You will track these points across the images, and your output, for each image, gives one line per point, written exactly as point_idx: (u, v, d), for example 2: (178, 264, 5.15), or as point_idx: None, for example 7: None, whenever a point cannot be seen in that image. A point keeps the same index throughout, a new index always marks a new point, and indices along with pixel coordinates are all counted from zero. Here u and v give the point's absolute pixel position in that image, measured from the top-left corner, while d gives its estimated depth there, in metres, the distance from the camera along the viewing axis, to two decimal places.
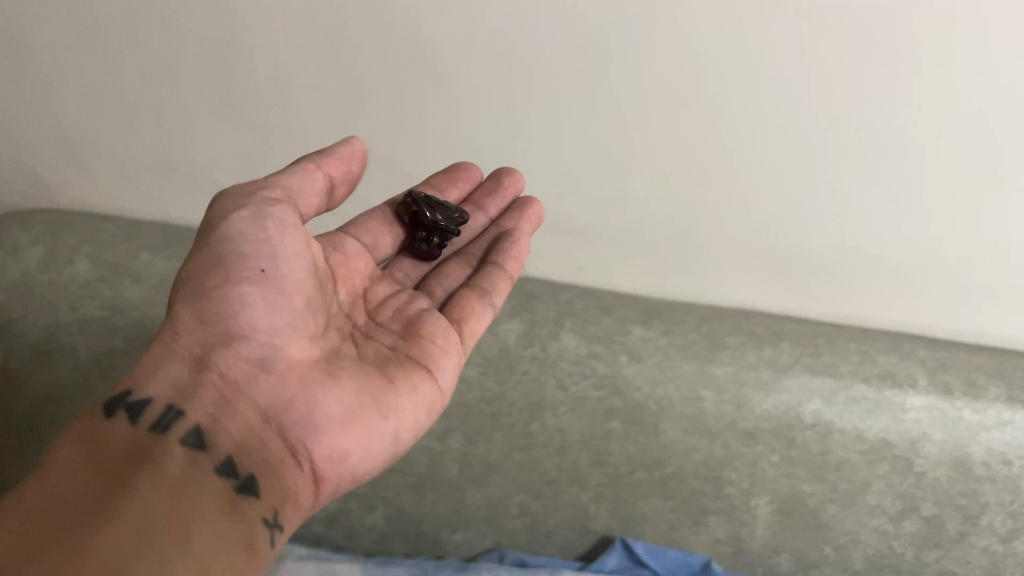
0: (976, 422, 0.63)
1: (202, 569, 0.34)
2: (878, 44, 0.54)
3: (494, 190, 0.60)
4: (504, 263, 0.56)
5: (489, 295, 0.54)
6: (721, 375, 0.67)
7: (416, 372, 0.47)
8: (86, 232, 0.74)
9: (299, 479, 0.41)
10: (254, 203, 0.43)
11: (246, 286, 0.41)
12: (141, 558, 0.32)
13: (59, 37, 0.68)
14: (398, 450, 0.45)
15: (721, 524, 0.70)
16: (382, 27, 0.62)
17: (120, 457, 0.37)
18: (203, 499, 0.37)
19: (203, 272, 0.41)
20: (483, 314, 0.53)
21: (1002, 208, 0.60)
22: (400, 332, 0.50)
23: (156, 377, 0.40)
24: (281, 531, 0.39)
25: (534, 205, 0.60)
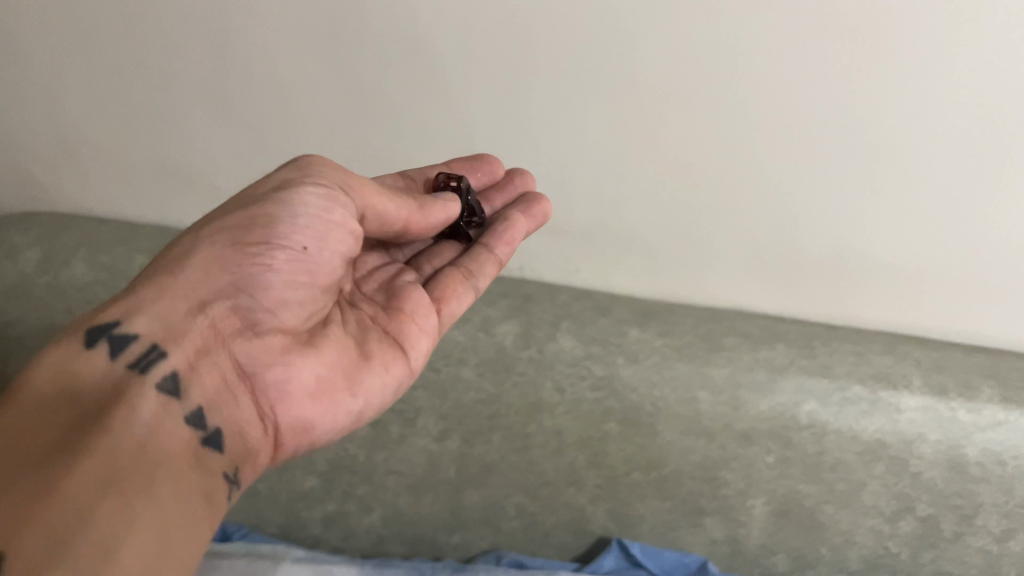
0: (971, 423, 0.63)
1: (163, 520, 0.32)
2: (870, 44, 0.55)
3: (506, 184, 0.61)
4: (493, 247, 0.56)
5: (474, 278, 0.55)
6: (718, 376, 0.67)
7: (391, 350, 0.48)
8: (83, 234, 0.75)
9: (262, 440, 0.41)
10: (332, 188, 0.43)
11: (278, 250, 0.41)
12: (104, 505, 0.31)
13: (56, 39, 0.68)
14: (358, 426, 0.46)
15: (718, 525, 0.70)
16: (378, 30, 0.62)
17: (92, 398, 0.35)
18: (170, 447, 0.35)
19: (245, 225, 0.41)
20: (463, 296, 0.54)
21: (995, 208, 0.60)
22: (382, 304, 0.51)
23: (145, 313, 0.38)
24: (238, 488, 0.38)
25: (541, 202, 0.60)
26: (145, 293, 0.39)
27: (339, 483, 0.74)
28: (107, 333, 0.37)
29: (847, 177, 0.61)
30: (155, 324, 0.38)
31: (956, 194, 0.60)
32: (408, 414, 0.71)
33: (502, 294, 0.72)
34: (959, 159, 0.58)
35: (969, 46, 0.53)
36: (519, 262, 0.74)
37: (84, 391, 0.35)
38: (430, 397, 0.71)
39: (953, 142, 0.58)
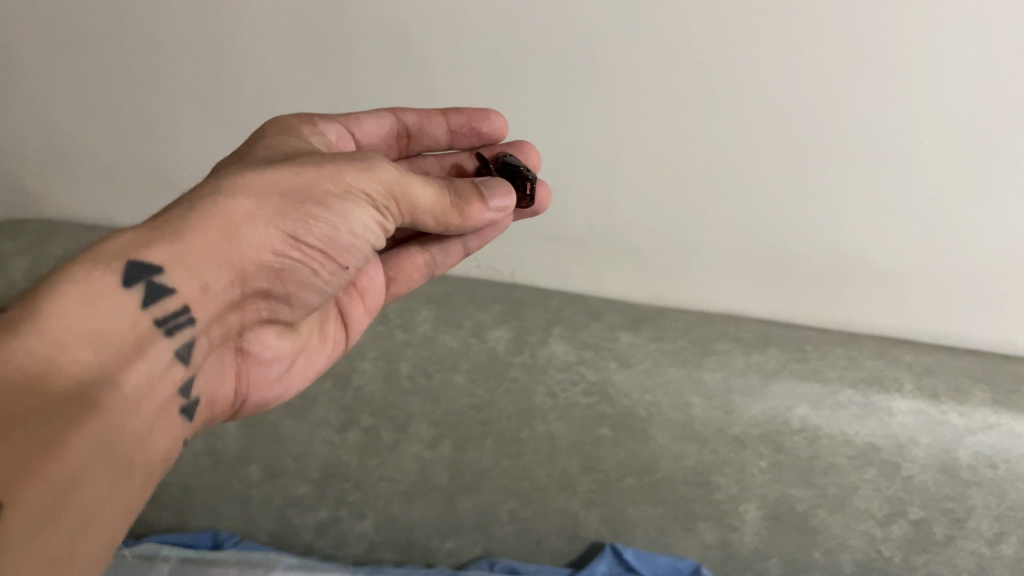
0: (962, 426, 0.63)
1: (133, 475, 0.33)
2: (856, 50, 0.55)
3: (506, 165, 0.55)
4: (469, 240, 0.54)
5: (436, 261, 0.55)
6: (710, 380, 0.67)
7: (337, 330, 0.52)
8: (71, 241, 0.74)
9: (225, 403, 0.45)
10: (388, 211, 0.42)
11: (320, 257, 0.42)
12: (102, 457, 0.31)
13: (45, 46, 0.68)
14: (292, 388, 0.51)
15: (711, 530, 0.70)
16: (370, 36, 0.62)
17: (113, 343, 0.34)
18: (155, 401, 0.36)
19: (305, 225, 0.40)
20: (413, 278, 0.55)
21: (982, 211, 0.60)
22: None
23: (186, 268, 0.38)
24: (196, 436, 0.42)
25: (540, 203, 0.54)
26: (187, 246, 0.38)
27: (331, 490, 0.74)
28: (146, 278, 0.36)
29: (836, 182, 0.61)
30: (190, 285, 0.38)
31: (944, 198, 0.60)
32: (400, 420, 0.71)
33: (496, 299, 0.72)
34: (946, 163, 0.58)
35: (953, 51, 0.54)
36: (512, 266, 0.74)
37: (110, 327, 0.34)
38: (422, 402, 0.71)
39: (941, 145, 0.58)
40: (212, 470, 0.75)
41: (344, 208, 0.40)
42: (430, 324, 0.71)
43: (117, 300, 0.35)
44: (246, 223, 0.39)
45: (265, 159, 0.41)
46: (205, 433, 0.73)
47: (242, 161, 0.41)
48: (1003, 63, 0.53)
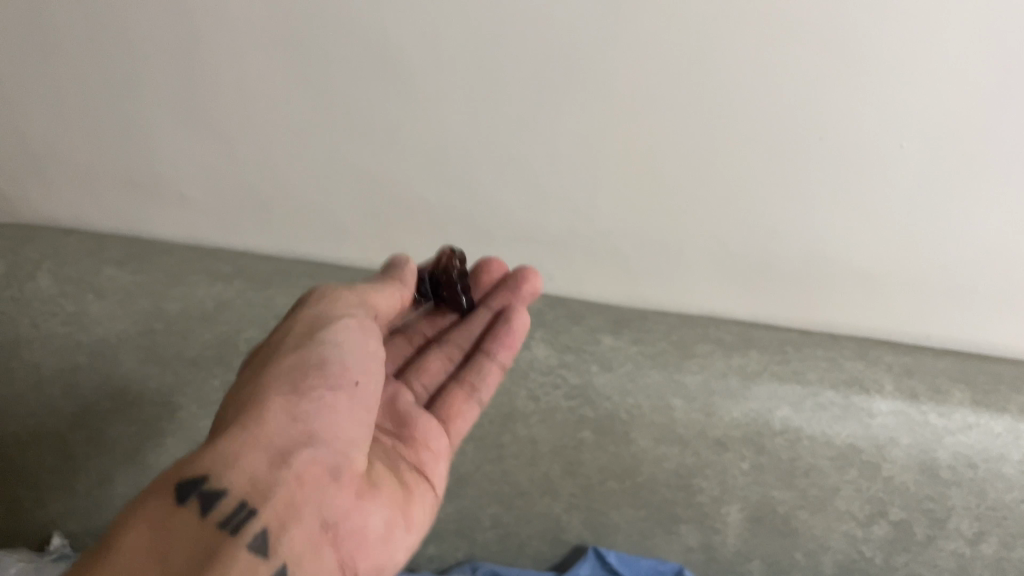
0: (941, 426, 0.63)
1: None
2: (835, 55, 0.56)
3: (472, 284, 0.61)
4: (494, 353, 0.58)
5: (478, 392, 0.58)
6: (691, 383, 0.66)
7: (418, 482, 0.50)
8: (47, 246, 0.72)
9: None
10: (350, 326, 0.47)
11: (332, 392, 0.44)
12: None
13: (17, 50, 0.68)
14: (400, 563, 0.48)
15: (693, 533, 0.69)
16: (348, 36, 0.62)
17: (177, 540, 0.37)
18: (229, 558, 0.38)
19: (293, 375, 0.44)
20: (472, 416, 0.57)
21: (959, 212, 0.60)
22: (394, 431, 0.53)
23: (233, 469, 0.40)
24: None
25: (530, 277, 0.60)
26: (230, 455, 0.40)
27: None
28: (210, 500, 0.39)
29: (817, 186, 0.62)
30: (249, 483, 0.40)
31: (921, 199, 0.61)
32: None
33: None
34: (925, 164, 0.59)
35: (928, 53, 0.54)
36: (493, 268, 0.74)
37: (173, 530, 0.38)
38: None
39: (920, 147, 0.58)
40: None
41: (330, 332, 0.46)
42: None
43: (185, 521, 0.38)
44: (270, 404, 0.43)
45: (256, 370, 0.45)
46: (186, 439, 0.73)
47: (246, 380, 0.45)
48: (980, 66, 0.54)
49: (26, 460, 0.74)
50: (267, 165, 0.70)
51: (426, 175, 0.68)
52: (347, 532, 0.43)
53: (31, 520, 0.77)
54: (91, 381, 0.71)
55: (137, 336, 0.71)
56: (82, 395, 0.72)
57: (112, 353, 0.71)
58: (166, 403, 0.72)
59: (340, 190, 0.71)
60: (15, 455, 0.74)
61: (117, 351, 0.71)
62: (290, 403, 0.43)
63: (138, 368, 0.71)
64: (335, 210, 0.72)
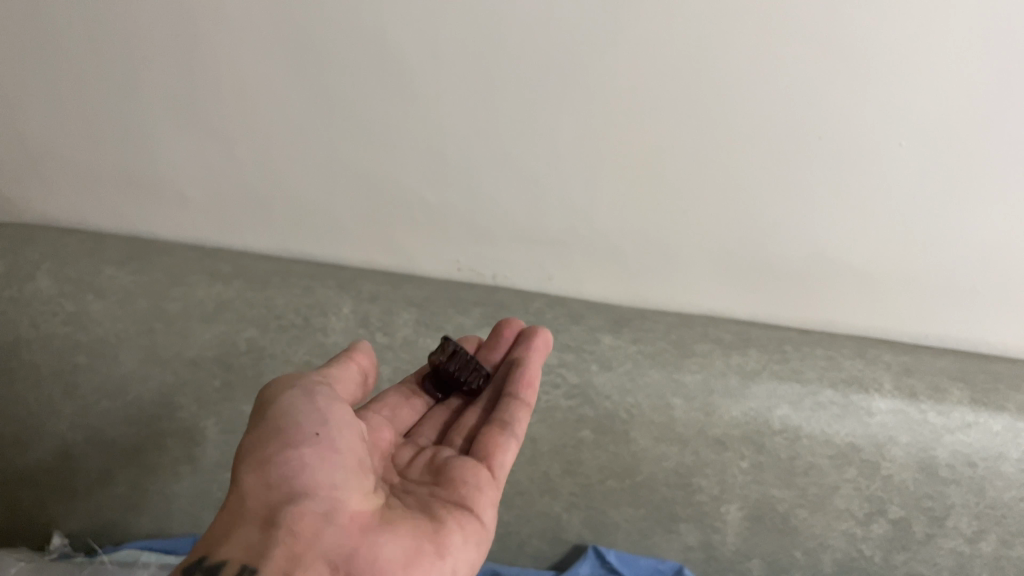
0: (940, 424, 0.63)
1: None
2: (834, 56, 0.56)
3: (495, 342, 0.60)
4: (520, 393, 0.53)
5: (512, 427, 0.51)
6: (690, 382, 0.67)
7: (456, 511, 0.45)
8: (47, 247, 0.72)
9: None
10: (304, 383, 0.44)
11: (302, 447, 0.41)
12: None
13: (16, 50, 0.68)
14: None
15: (693, 531, 0.69)
16: (348, 36, 0.62)
17: None
18: None
19: (257, 444, 0.42)
20: (510, 449, 0.50)
21: (959, 211, 0.61)
22: (432, 481, 0.48)
23: (230, 541, 0.39)
24: None
25: (539, 333, 0.58)
26: (224, 534, 0.40)
27: None
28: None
29: (816, 186, 0.62)
30: (245, 550, 0.39)
31: (920, 199, 0.61)
32: None
33: (476, 302, 0.71)
34: (924, 164, 0.59)
35: (927, 53, 0.55)
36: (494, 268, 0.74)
37: None
38: None
39: (919, 147, 0.58)
40: (191, 478, 0.73)
41: (282, 397, 0.44)
42: (410, 327, 0.71)
43: None
44: (241, 476, 0.41)
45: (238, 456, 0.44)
46: (184, 440, 0.72)
47: None
48: (979, 66, 0.54)
49: (22, 461, 0.73)
50: (268, 165, 0.70)
51: (426, 175, 0.69)
52: (359, 568, 0.39)
53: (28, 522, 0.76)
54: (90, 380, 0.71)
55: (137, 336, 0.71)
56: (80, 395, 0.71)
57: (112, 352, 0.71)
58: (166, 404, 0.71)
59: (340, 190, 0.71)
60: (12, 456, 0.73)
61: (116, 351, 0.71)
62: (257, 470, 0.41)
63: (137, 367, 0.71)
64: (335, 210, 0.72)
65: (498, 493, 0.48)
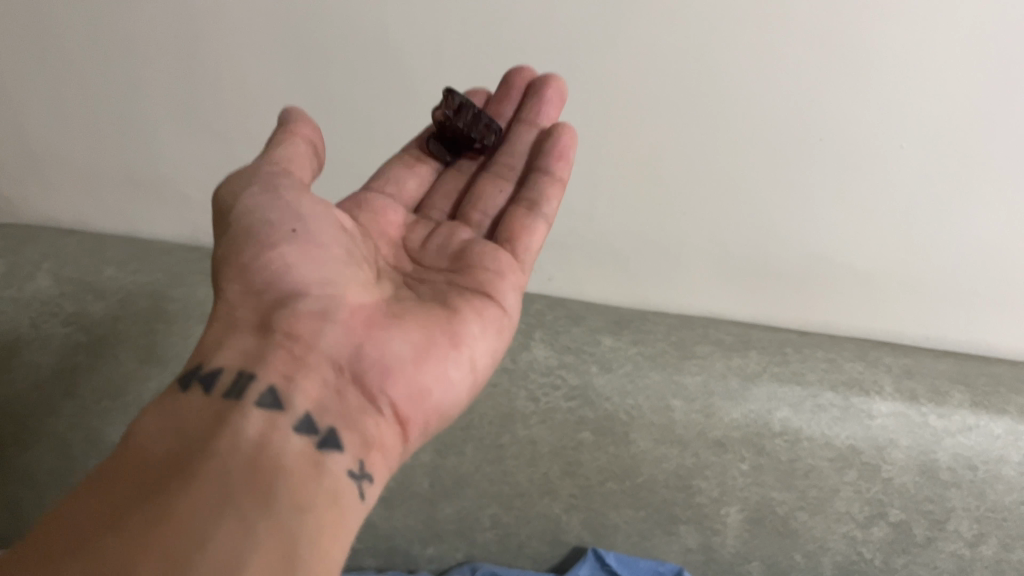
0: (941, 428, 0.63)
1: (230, 450, 0.32)
2: (835, 54, 0.55)
3: (505, 93, 0.55)
4: (548, 167, 0.51)
5: (540, 207, 0.50)
6: (690, 384, 0.66)
7: (475, 298, 0.44)
8: (47, 248, 0.73)
9: (383, 425, 0.37)
10: (263, 181, 0.42)
11: (284, 247, 0.40)
12: (180, 481, 0.30)
13: (17, 50, 0.68)
14: (479, 377, 0.42)
15: (693, 533, 0.69)
16: (349, 36, 0.62)
17: (196, 427, 0.33)
18: (249, 425, 0.33)
19: (238, 250, 0.40)
20: (536, 233, 0.49)
21: (960, 212, 0.60)
22: (449, 268, 0.47)
23: (224, 350, 0.37)
24: (343, 453, 0.35)
25: (553, 81, 0.54)
26: (216, 343, 0.37)
27: None
28: (208, 381, 0.35)
29: (817, 186, 0.62)
30: (243, 356, 0.37)
31: (921, 199, 0.60)
32: None
33: None
34: (924, 166, 0.59)
35: (927, 54, 0.54)
36: None
37: (189, 420, 0.33)
38: None
39: (920, 148, 0.58)
40: None
41: (242, 199, 0.42)
42: None
43: (201, 409, 0.34)
44: (225, 287, 0.39)
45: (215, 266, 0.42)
46: None
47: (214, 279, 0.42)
48: (980, 67, 0.54)
49: (22, 461, 0.73)
50: None
51: None
52: (369, 362, 0.38)
53: (28, 521, 0.76)
54: (89, 380, 0.71)
55: (136, 335, 0.71)
56: (81, 395, 0.71)
57: (111, 352, 0.71)
58: None
59: (340, 190, 0.70)
60: (11, 456, 0.73)
61: (116, 350, 0.71)
62: (240, 277, 0.40)
63: (137, 368, 0.71)
64: None
65: (524, 278, 0.47)
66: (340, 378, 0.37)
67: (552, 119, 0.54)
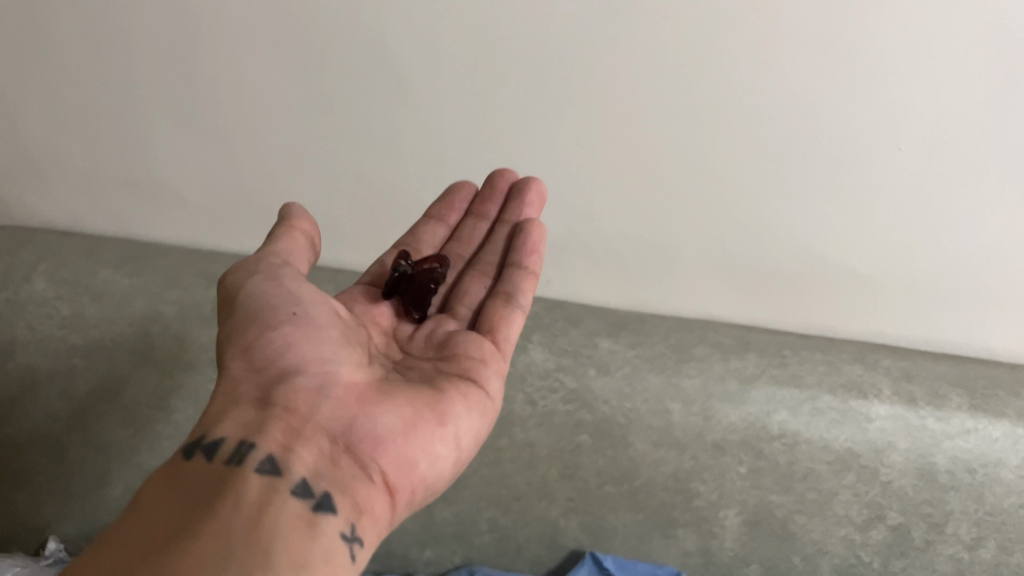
0: (939, 431, 0.63)
1: (232, 511, 0.33)
2: (834, 57, 0.55)
3: (490, 194, 0.58)
4: (526, 262, 0.53)
5: (517, 298, 0.51)
6: (689, 387, 0.66)
7: (462, 381, 0.44)
8: (44, 248, 0.73)
9: (372, 492, 0.37)
10: (264, 268, 0.43)
11: (284, 329, 0.41)
12: (185, 541, 0.31)
13: (14, 51, 0.68)
14: (463, 458, 0.42)
15: (691, 537, 0.68)
16: (346, 38, 0.62)
17: (200, 490, 0.34)
18: (250, 488, 0.34)
19: (241, 329, 0.41)
20: (515, 320, 0.50)
21: (958, 215, 0.60)
22: (437, 356, 0.48)
23: (224, 423, 0.38)
24: (336, 514, 0.35)
25: (534, 184, 0.57)
26: (217, 416, 0.38)
27: None
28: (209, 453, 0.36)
29: (816, 189, 0.62)
30: (243, 427, 0.38)
31: (919, 202, 0.60)
32: None
33: None
34: (923, 168, 0.59)
35: (925, 56, 0.54)
36: None
37: (193, 485, 0.35)
38: None
39: (918, 151, 0.58)
40: None
41: (244, 284, 0.43)
42: None
43: (206, 476, 0.35)
44: (229, 367, 0.41)
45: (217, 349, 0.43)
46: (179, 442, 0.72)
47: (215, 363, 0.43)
48: (979, 69, 0.54)
49: (18, 462, 0.73)
50: (265, 168, 0.70)
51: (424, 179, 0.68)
52: (359, 437, 0.38)
53: (20, 524, 0.75)
54: (85, 383, 0.71)
55: (132, 338, 0.70)
56: (76, 398, 0.71)
57: (107, 355, 0.70)
58: (162, 407, 0.71)
59: (337, 192, 0.70)
60: (8, 458, 0.73)
61: (111, 353, 0.70)
62: (244, 356, 0.41)
63: (133, 370, 0.71)
64: (333, 214, 0.71)
65: (504, 365, 0.48)
66: (334, 447, 0.38)
67: (534, 214, 0.56)
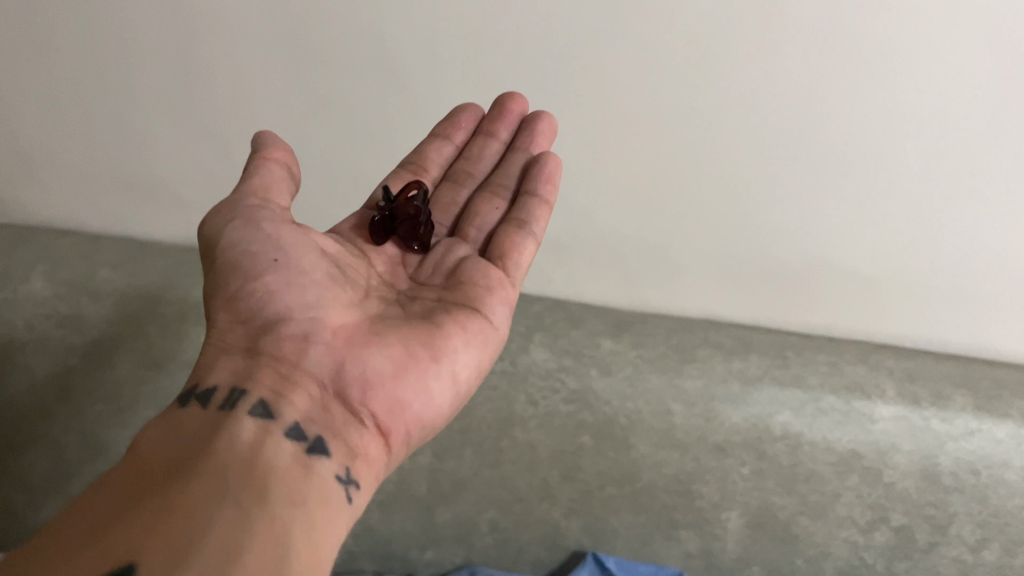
0: (943, 431, 0.62)
1: (229, 453, 0.33)
2: (838, 56, 0.55)
3: (499, 115, 0.56)
4: (539, 190, 0.52)
5: (529, 226, 0.50)
6: (691, 388, 0.66)
7: (462, 314, 0.44)
8: (42, 249, 0.72)
9: (366, 435, 0.38)
10: (242, 212, 0.42)
11: (267, 277, 0.40)
12: (181, 480, 0.31)
13: (10, 49, 0.67)
14: (462, 394, 0.42)
15: (693, 538, 0.68)
16: (345, 36, 0.61)
17: (195, 434, 0.35)
18: (245, 430, 0.35)
19: (224, 278, 0.41)
20: (526, 248, 0.49)
21: (962, 215, 0.60)
22: (443, 285, 0.47)
23: (214, 371, 0.38)
24: (331, 457, 0.36)
25: (544, 117, 0.55)
26: (208, 364, 0.39)
27: None
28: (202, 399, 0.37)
29: (819, 187, 0.61)
30: (233, 374, 0.38)
31: (922, 201, 0.60)
32: None
33: None
34: (926, 169, 0.58)
35: (930, 56, 0.54)
36: None
37: (188, 429, 0.35)
38: None
39: (923, 150, 0.58)
40: None
41: (222, 231, 0.42)
42: None
43: (200, 420, 0.35)
44: (215, 316, 0.40)
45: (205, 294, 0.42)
46: None
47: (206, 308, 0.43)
48: (984, 70, 0.53)
49: (11, 464, 0.72)
50: None
51: None
52: (351, 381, 0.38)
53: (14, 527, 0.74)
54: (83, 383, 0.70)
55: (132, 338, 0.71)
56: (73, 398, 0.70)
57: (106, 355, 0.70)
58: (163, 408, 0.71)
59: (338, 192, 0.70)
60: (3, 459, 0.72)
61: (111, 354, 0.70)
62: (228, 307, 0.40)
63: (133, 371, 0.71)
64: (333, 214, 0.71)
65: (513, 293, 0.47)
66: (324, 392, 0.38)
67: (545, 145, 0.55)
